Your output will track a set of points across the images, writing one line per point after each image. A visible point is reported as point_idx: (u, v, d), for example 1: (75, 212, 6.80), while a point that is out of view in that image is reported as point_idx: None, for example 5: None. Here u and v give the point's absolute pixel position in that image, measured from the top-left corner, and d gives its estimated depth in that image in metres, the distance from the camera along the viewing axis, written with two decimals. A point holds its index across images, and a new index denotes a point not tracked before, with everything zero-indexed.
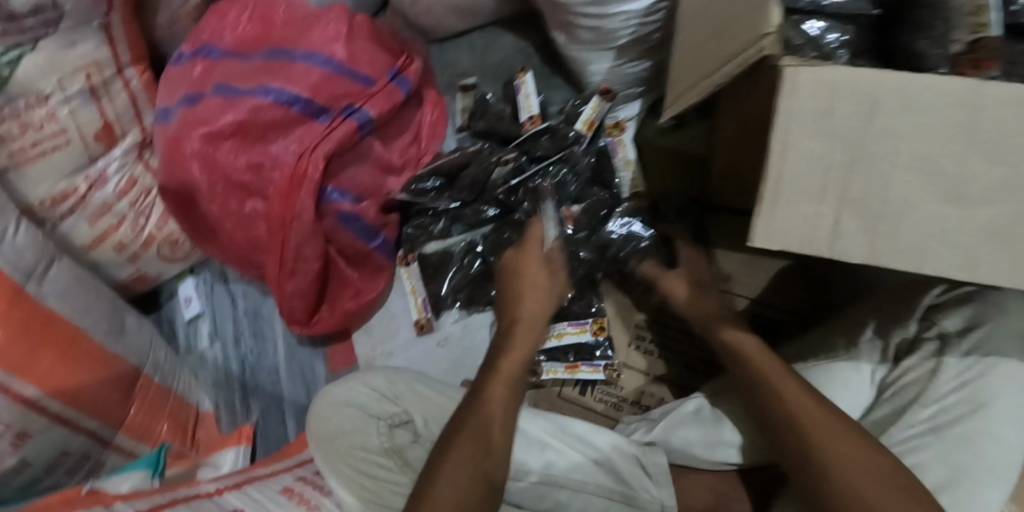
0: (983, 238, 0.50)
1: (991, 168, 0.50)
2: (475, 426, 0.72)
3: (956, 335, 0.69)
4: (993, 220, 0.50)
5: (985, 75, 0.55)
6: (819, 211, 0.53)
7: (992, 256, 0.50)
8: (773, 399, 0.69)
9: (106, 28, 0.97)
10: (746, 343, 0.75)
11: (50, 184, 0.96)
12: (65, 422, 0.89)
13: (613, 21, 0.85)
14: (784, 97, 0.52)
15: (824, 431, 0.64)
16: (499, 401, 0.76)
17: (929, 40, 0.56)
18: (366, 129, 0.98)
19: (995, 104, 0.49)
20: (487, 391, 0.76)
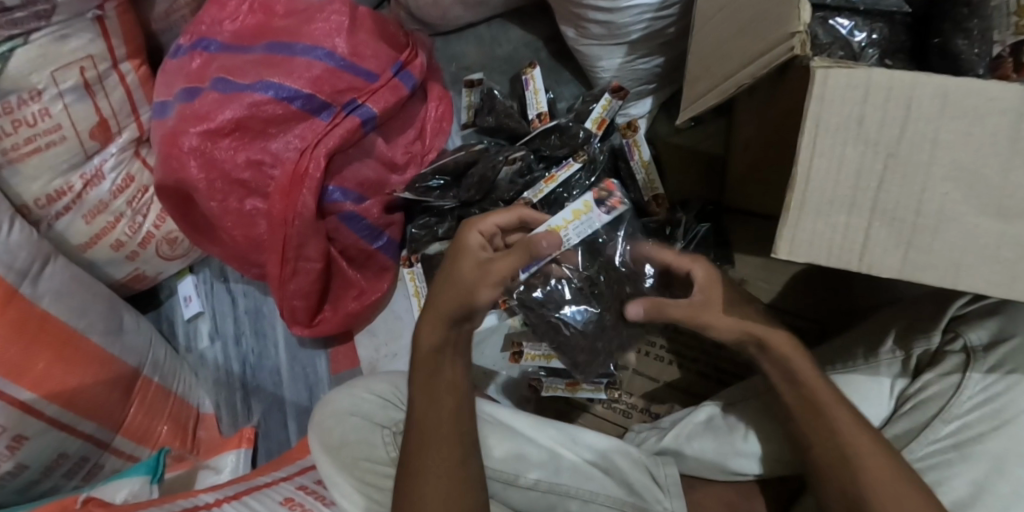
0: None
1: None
2: (434, 447, 0.67)
3: (980, 350, 0.65)
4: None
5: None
6: (850, 219, 0.50)
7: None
8: (825, 426, 0.64)
9: (100, 20, 0.94)
10: (801, 361, 0.67)
11: (45, 181, 0.94)
12: (61, 425, 0.86)
13: (624, 15, 0.82)
14: (814, 100, 0.49)
15: (884, 467, 0.61)
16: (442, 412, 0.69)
17: (966, 40, 0.53)
18: (370, 125, 0.95)
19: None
20: (425, 406, 0.69)
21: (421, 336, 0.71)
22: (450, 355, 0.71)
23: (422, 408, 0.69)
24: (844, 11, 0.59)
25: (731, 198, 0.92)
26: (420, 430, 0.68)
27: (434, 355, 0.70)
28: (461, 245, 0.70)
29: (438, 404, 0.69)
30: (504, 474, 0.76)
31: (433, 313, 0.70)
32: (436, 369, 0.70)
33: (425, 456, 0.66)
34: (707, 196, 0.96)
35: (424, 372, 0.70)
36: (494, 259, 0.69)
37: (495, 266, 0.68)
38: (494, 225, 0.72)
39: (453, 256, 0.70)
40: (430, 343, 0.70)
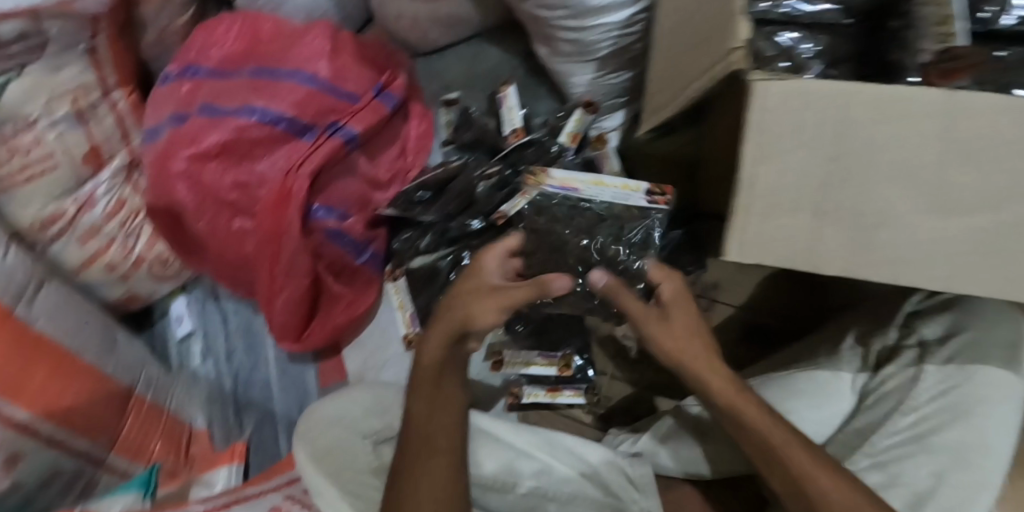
0: (958, 248, 0.51)
1: (970, 178, 0.50)
2: (429, 461, 0.68)
3: (935, 343, 0.69)
4: (967, 230, 0.50)
5: (957, 84, 0.53)
6: (794, 219, 0.53)
7: (965, 265, 0.51)
8: (780, 464, 0.63)
9: (92, 51, 0.98)
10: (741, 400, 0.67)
11: (38, 206, 0.97)
12: (55, 443, 0.88)
13: (593, 33, 0.86)
14: (756, 109, 0.52)
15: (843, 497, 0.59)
16: (434, 422, 0.71)
17: (903, 49, 0.57)
18: (353, 145, 0.98)
19: (972, 114, 0.48)
20: (422, 421, 0.71)
21: (422, 354, 0.74)
22: (449, 377, 0.74)
23: (422, 421, 0.71)
24: (788, 25, 0.63)
25: (702, 202, 0.92)
26: (418, 442, 0.70)
27: (435, 370, 0.73)
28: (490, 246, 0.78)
29: (435, 418, 0.71)
30: (482, 479, 0.76)
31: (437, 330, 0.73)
32: (431, 385, 0.73)
33: (419, 469, 0.68)
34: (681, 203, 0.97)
35: (425, 387, 0.73)
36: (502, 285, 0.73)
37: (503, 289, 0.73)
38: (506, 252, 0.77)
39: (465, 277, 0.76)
40: (430, 362, 0.73)
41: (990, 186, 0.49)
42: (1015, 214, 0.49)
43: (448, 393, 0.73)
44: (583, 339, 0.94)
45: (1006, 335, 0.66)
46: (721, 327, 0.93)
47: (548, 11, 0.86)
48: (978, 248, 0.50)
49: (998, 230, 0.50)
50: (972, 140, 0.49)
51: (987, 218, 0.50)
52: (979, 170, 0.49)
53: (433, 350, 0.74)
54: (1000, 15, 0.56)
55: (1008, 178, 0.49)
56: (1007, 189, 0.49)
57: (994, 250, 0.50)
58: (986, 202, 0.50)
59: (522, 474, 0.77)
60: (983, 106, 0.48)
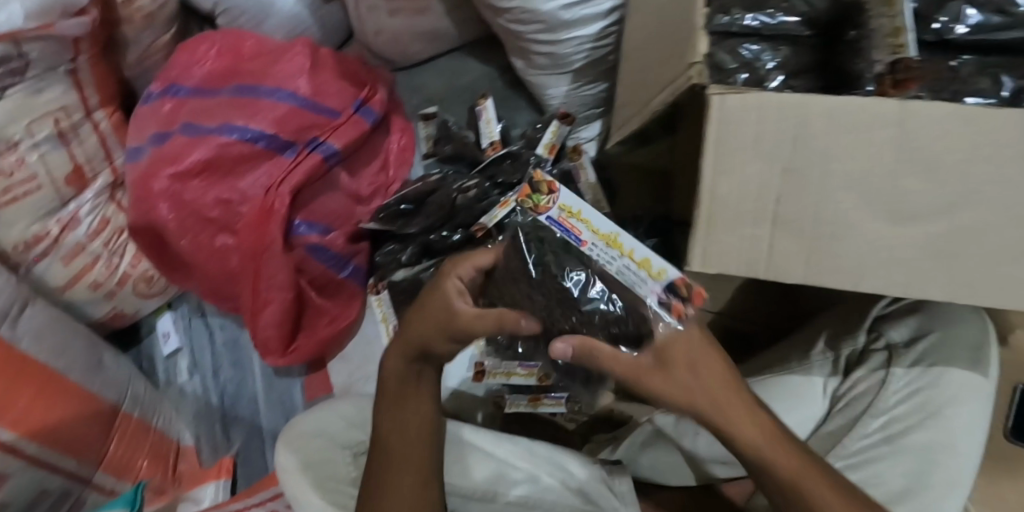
0: (914, 252, 0.52)
1: (922, 185, 0.51)
2: (398, 477, 0.68)
3: (902, 347, 0.70)
4: (921, 236, 0.52)
5: (911, 94, 0.55)
6: (755, 230, 0.54)
7: (919, 270, 0.52)
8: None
9: (73, 72, 0.99)
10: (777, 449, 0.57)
11: (23, 226, 0.98)
12: (40, 463, 0.88)
13: (566, 46, 0.88)
14: (714, 123, 0.53)
15: None
16: (404, 436, 0.70)
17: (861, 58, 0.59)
18: (333, 161, 0.99)
19: (920, 123, 0.50)
20: (390, 437, 0.70)
21: (386, 366, 0.73)
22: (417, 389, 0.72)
23: (391, 436, 0.70)
24: (751, 37, 0.64)
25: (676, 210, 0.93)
26: (389, 454, 0.69)
27: (401, 383, 0.71)
28: (461, 260, 0.68)
29: (404, 431, 0.70)
30: (463, 488, 0.77)
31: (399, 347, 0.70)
32: (399, 399, 0.71)
33: (386, 486, 0.67)
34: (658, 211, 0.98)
35: (391, 402, 0.71)
36: (465, 309, 0.64)
37: (466, 316, 0.64)
38: (474, 267, 0.67)
39: (429, 296, 0.68)
40: (397, 376, 0.72)
41: (941, 192, 0.51)
42: (966, 219, 0.51)
43: (418, 405, 0.71)
44: None
45: (972, 336, 0.68)
46: None
47: (521, 25, 0.87)
48: (933, 252, 0.52)
49: (950, 236, 0.51)
50: (925, 148, 0.50)
51: (941, 222, 0.51)
52: (931, 177, 0.50)
53: (398, 363, 0.72)
54: (953, 25, 0.58)
55: (958, 185, 0.50)
56: (957, 195, 0.50)
57: (948, 255, 0.52)
58: (938, 209, 0.51)
59: (507, 480, 0.78)
60: (930, 115, 0.49)
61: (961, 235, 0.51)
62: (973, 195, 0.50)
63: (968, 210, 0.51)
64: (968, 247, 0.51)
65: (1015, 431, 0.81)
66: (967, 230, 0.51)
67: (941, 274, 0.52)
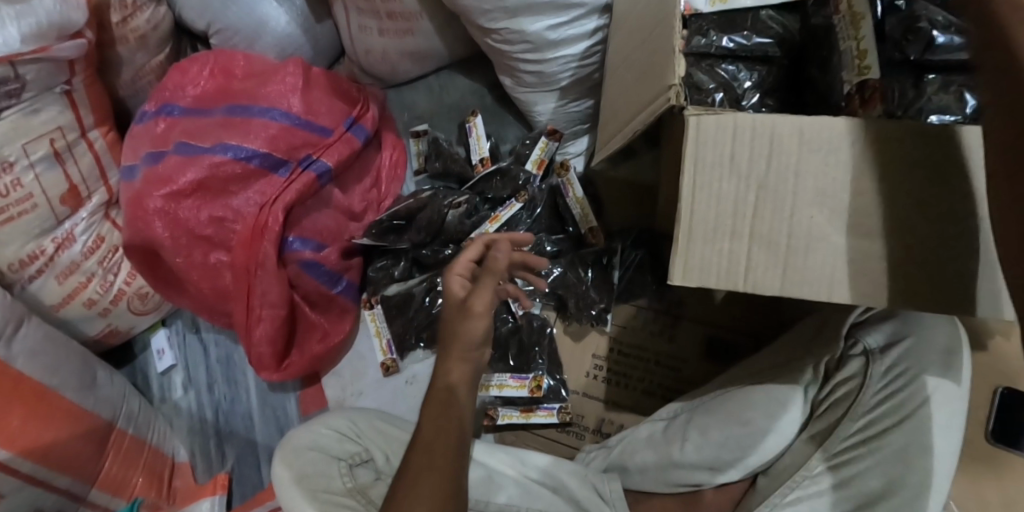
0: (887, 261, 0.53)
1: (888, 200, 0.54)
2: (426, 471, 0.61)
3: (878, 352, 0.72)
4: (891, 245, 0.53)
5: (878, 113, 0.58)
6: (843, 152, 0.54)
7: (890, 280, 0.54)
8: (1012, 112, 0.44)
9: (68, 93, 1.00)
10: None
11: (18, 246, 0.99)
12: (37, 481, 0.89)
13: (552, 65, 0.90)
14: (692, 144, 0.56)
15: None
16: (442, 442, 0.65)
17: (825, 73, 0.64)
18: (325, 179, 1.01)
19: (879, 142, 0.54)
20: (428, 437, 0.65)
21: (438, 378, 0.70)
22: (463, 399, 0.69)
23: (425, 428, 0.66)
24: (728, 59, 0.67)
25: (661, 222, 0.96)
26: (426, 451, 0.64)
27: (447, 393, 0.68)
28: (452, 269, 0.71)
29: (444, 436, 0.65)
30: None
31: (453, 356, 0.69)
32: (437, 404, 0.68)
33: (416, 471, 0.61)
34: (642, 223, 1.01)
35: (435, 408, 0.67)
36: (470, 296, 0.69)
37: (473, 301, 0.69)
38: (468, 263, 0.71)
39: (451, 310, 0.70)
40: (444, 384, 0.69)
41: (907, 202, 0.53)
42: (931, 228, 0.53)
43: (458, 412, 0.68)
44: (551, 360, 0.97)
45: (943, 339, 0.70)
46: (685, 341, 0.94)
47: (508, 45, 0.89)
48: (902, 257, 0.53)
49: (918, 243, 0.53)
50: (891, 167, 0.54)
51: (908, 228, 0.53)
52: (893, 191, 0.54)
53: (452, 377, 0.69)
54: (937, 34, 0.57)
55: (923, 196, 0.53)
56: (924, 202, 0.53)
57: (916, 262, 0.53)
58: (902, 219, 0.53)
59: (501, 490, 0.79)
60: (891, 138, 0.54)
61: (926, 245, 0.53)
62: (939, 203, 0.52)
63: (934, 218, 0.53)
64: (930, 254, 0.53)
65: (997, 433, 0.83)
66: (930, 238, 0.53)
67: (911, 283, 0.53)
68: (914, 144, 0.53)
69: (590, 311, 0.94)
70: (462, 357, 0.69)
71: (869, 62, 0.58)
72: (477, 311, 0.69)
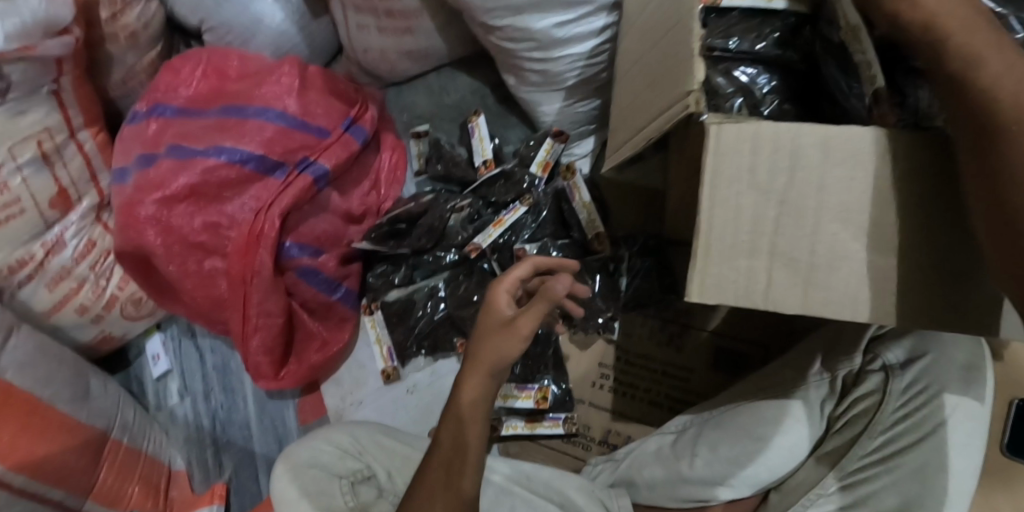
0: (909, 280, 0.51)
1: (909, 214, 0.51)
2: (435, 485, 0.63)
3: (898, 367, 0.68)
4: (914, 262, 0.51)
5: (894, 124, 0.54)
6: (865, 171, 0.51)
7: (911, 299, 0.51)
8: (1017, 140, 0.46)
9: (56, 93, 0.97)
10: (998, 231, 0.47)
11: (7, 252, 0.95)
12: (32, 494, 0.87)
13: (558, 64, 0.87)
14: (711, 155, 0.53)
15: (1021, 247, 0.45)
16: (447, 465, 0.63)
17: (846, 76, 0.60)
18: (323, 182, 0.98)
19: (904, 153, 0.51)
20: (445, 451, 0.64)
21: (457, 393, 0.64)
22: (484, 419, 0.63)
23: (442, 441, 0.64)
24: (745, 61, 0.65)
25: (671, 229, 0.93)
26: (442, 467, 0.63)
27: (470, 410, 0.63)
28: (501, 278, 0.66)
29: (456, 459, 0.63)
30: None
31: (477, 370, 0.63)
32: (450, 425, 0.64)
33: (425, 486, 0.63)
34: (648, 229, 0.98)
35: (452, 423, 0.64)
36: (516, 316, 0.62)
37: (519, 322, 0.62)
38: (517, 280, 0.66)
39: (483, 320, 0.64)
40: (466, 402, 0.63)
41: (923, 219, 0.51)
42: (951, 243, 0.51)
43: (476, 426, 0.63)
44: (558, 370, 0.94)
45: (963, 356, 0.67)
46: (692, 352, 0.92)
47: (512, 43, 0.86)
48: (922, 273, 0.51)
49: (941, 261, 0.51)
50: (917, 178, 0.51)
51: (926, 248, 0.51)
52: (915, 206, 0.51)
53: (473, 393, 0.63)
54: None
55: (941, 213, 0.51)
56: (943, 217, 0.50)
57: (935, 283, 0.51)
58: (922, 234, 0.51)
59: (507, 507, 0.77)
60: (917, 149, 0.50)
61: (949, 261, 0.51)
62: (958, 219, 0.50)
63: (953, 231, 0.50)
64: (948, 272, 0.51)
65: (1011, 446, 0.80)
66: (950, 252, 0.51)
67: (932, 301, 0.51)
68: (931, 158, 0.51)
69: (597, 320, 0.92)
70: (488, 375, 0.63)
71: (874, 69, 0.53)
72: (522, 333, 0.62)
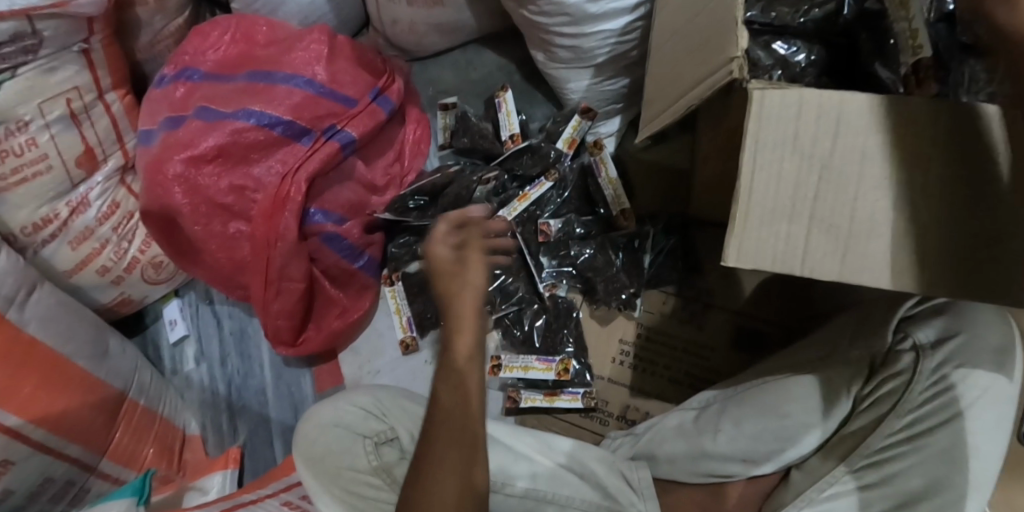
0: (943, 248, 0.50)
1: (942, 180, 0.50)
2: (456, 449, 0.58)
3: (929, 347, 0.68)
4: (947, 227, 0.50)
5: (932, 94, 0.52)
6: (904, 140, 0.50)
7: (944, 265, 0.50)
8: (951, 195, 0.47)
9: (86, 52, 0.97)
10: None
11: (32, 209, 0.96)
12: (48, 448, 0.87)
13: (590, 40, 0.86)
14: (753, 119, 0.52)
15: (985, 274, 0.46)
16: (450, 431, 0.58)
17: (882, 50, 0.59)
18: (349, 149, 0.98)
19: (938, 120, 0.50)
20: (447, 409, 0.58)
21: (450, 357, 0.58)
22: (478, 369, 0.59)
23: (444, 396, 0.58)
24: (783, 35, 0.64)
25: (696, 211, 0.94)
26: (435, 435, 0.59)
27: (466, 360, 0.58)
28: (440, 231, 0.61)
29: (452, 423, 0.58)
30: (515, 489, 0.77)
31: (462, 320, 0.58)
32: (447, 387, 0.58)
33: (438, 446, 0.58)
34: (670, 208, 0.98)
35: (447, 380, 0.59)
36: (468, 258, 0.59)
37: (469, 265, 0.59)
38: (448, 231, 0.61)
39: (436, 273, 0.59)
40: (461, 353, 0.58)
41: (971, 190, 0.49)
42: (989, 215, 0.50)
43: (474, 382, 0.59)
44: (579, 343, 0.95)
45: (995, 339, 0.66)
46: (712, 331, 0.92)
47: (546, 18, 0.86)
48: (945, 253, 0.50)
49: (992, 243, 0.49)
50: (947, 154, 0.50)
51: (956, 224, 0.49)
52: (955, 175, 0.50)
53: (467, 343, 0.59)
54: None
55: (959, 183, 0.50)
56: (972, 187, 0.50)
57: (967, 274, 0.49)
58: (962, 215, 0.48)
59: (527, 475, 0.78)
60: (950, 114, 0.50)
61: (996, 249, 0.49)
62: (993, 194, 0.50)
63: (985, 200, 0.50)
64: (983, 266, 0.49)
65: None
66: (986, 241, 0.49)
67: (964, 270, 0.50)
68: (962, 134, 0.50)
69: (619, 295, 0.92)
70: (472, 325, 0.59)
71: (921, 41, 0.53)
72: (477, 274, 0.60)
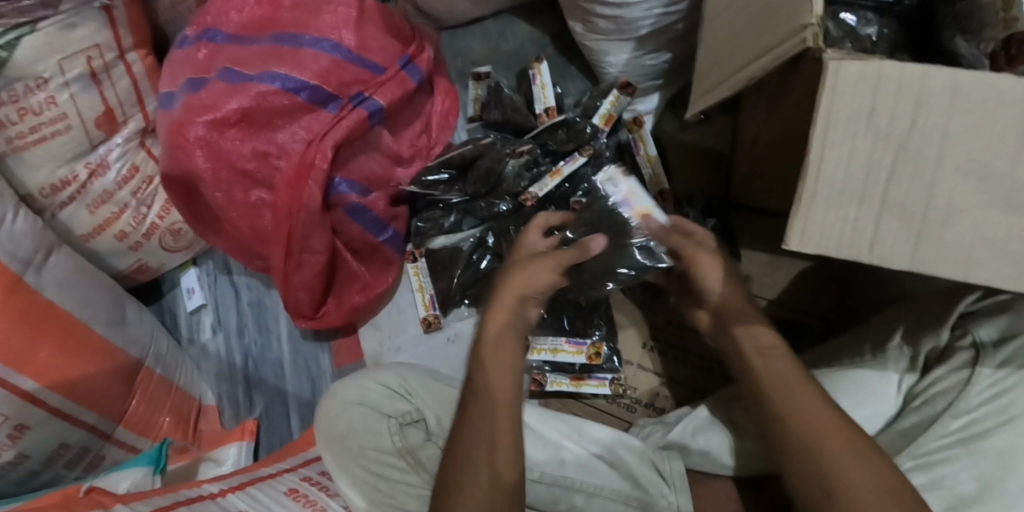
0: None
1: None
2: (478, 443, 0.65)
3: (990, 346, 0.65)
4: None
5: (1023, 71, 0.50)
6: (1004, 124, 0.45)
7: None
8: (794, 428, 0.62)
9: (107, 9, 0.93)
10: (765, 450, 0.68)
11: (50, 169, 0.94)
12: (64, 415, 0.85)
13: (635, 10, 0.81)
14: (827, 92, 0.48)
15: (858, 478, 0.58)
16: (479, 407, 0.67)
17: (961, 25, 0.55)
18: (376, 118, 0.94)
19: None
20: (478, 389, 0.69)
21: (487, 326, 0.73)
22: (510, 349, 0.72)
23: (475, 377, 0.70)
24: (852, 7, 0.60)
25: (741, 195, 0.91)
26: (463, 424, 0.67)
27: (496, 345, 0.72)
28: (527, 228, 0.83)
29: (484, 421, 0.66)
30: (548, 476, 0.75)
31: (511, 293, 0.74)
32: (501, 372, 0.70)
33: (469, 433, 0.65)
34: (712, 193, 0.96)
35: (490, 356, 0.71)
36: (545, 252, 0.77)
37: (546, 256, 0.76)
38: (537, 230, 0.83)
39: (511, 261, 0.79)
40: (494, 325, 0.73)
41: (795, 367, 0.67)
42: None
43: (510, 360, 0.72)
44: (610, 325, 0.93)
45: None
46: None
47: None
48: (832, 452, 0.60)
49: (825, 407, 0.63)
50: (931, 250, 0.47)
51: (772, 419, 0.65)
52: None
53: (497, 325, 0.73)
54: None
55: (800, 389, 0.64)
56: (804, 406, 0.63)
57: (786, 445, 0.63)
58: (776, 387, 0.65)
59: (558, 465, 0.76)
60: None
61: (824, 424, 0.61)
62: None
63: None
64: (802, 436, 0.62)
65: None
66: (796, 411, 0.63)
67: None
68: None
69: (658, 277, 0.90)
70: (514, 300, 0.74)
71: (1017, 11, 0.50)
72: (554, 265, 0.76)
